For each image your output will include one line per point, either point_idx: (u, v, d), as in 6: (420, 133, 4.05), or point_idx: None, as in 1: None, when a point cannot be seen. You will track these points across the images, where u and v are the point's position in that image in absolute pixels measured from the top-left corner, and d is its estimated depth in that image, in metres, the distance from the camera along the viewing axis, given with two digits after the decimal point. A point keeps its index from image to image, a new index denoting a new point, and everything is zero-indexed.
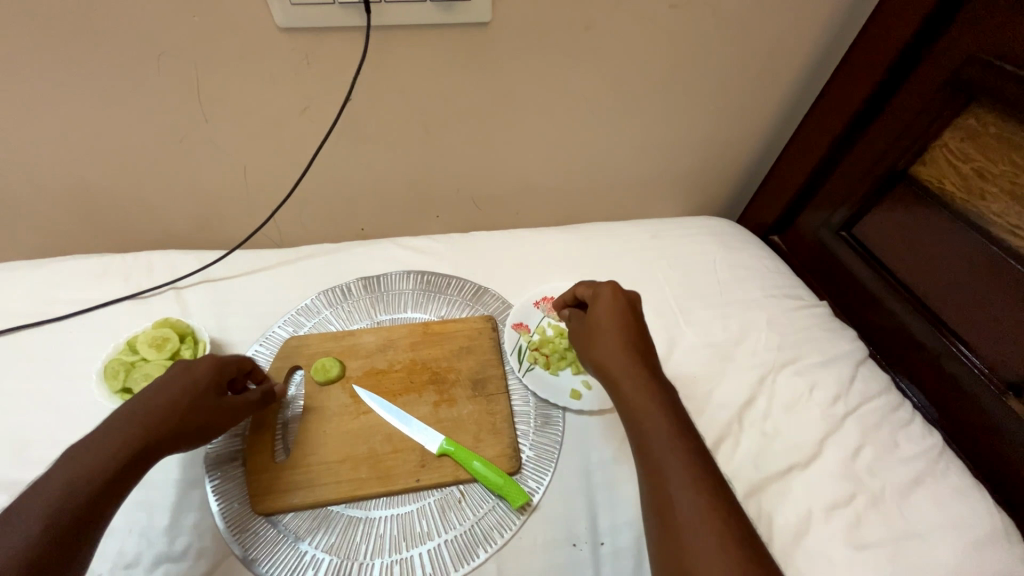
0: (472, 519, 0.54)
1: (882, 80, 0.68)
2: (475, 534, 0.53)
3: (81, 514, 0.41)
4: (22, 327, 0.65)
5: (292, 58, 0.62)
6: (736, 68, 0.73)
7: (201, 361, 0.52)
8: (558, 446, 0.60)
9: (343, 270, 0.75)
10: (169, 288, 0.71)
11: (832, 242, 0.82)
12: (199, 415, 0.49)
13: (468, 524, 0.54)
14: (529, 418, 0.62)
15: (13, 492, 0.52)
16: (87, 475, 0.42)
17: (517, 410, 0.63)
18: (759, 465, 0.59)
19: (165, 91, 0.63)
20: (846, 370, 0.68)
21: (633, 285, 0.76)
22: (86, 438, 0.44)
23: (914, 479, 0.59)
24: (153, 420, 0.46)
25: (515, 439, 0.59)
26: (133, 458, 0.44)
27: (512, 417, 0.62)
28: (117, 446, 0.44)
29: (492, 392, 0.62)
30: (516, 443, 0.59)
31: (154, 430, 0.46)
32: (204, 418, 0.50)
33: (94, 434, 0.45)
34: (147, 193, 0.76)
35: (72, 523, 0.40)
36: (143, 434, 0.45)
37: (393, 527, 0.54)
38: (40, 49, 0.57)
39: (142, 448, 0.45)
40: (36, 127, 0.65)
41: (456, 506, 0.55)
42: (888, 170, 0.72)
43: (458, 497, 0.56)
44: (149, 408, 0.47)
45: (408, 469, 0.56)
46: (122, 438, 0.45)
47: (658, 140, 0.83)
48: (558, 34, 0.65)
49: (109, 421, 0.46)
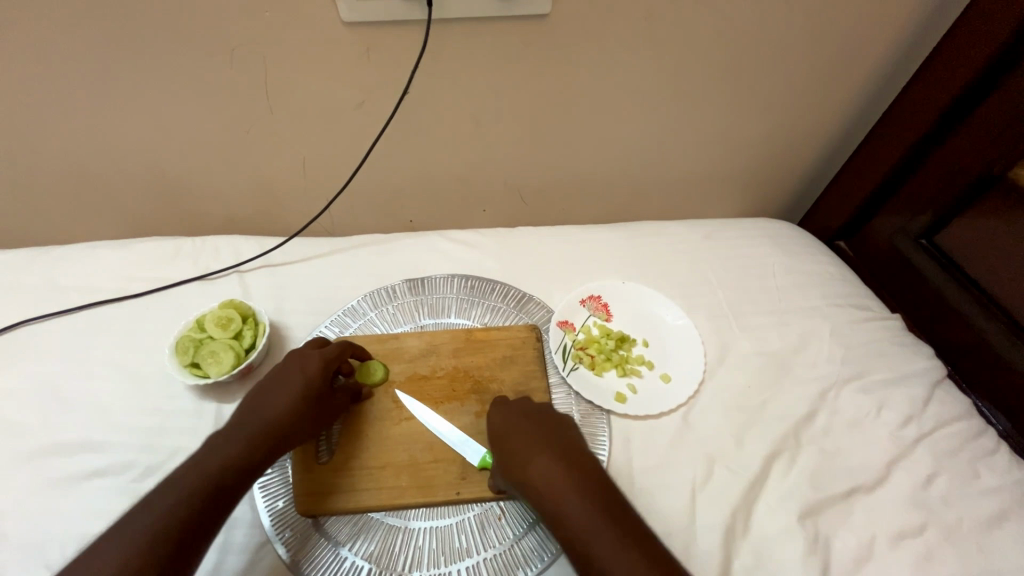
0: (512, 538, 0.53)
1: (982, 72, 0.62)
2: (515, 554, 0.52)
3: (191, 525, 0.42)
4: (106, 301, 0.71)
5: (354, 51, 0.64)
6: (810, 60, 0.69)
7: (312, 356, 0.55)
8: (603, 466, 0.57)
9: (392, 261, 0.77)
10: (233, 271, 0.75)
11: (909, 250, 0.76)
12: (314, 400, 0.53)
13: (508, 544, 0.53)
14: None
15: (95, 452, 0.57)
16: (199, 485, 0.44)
17: None
18: (817, 485, 0.55)
19: (237, 84, 0.67)
20: (919, 391, 0.62)
21: (685, 289, 0.73)
22: (221, 431, 0.49)
23: (997, 513, 0.54)
24: (279, 415, 0.51)
25: None
26: (245, 466, 0.47)
27: None
28: (231, 454, 0.47)
29: None
30: None
31: (278, 425, 0.50)
32: (316, 402, 0.53)
33: (228, 428, 0.50)
34: (215, 180, 0.80)
35: (184, 533, 0.42)
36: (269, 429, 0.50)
37: (432, 540, 0.53)
38: (130, 43, 0.61)
39: (269, 441, 0.50)
40: (123, 116, 0.70)
41: (496, 523, 0.54)
42: (979, 173, 0.66)
43: (497, 513, 0.55)
44: (276, 403, 0.51)
45: (448, 481, 0.55)
46: (252, 432, 0.49)
47: (718, 136, 0.79)
48: (619, 25, 0.63)
49: (240, 416, 0.51)
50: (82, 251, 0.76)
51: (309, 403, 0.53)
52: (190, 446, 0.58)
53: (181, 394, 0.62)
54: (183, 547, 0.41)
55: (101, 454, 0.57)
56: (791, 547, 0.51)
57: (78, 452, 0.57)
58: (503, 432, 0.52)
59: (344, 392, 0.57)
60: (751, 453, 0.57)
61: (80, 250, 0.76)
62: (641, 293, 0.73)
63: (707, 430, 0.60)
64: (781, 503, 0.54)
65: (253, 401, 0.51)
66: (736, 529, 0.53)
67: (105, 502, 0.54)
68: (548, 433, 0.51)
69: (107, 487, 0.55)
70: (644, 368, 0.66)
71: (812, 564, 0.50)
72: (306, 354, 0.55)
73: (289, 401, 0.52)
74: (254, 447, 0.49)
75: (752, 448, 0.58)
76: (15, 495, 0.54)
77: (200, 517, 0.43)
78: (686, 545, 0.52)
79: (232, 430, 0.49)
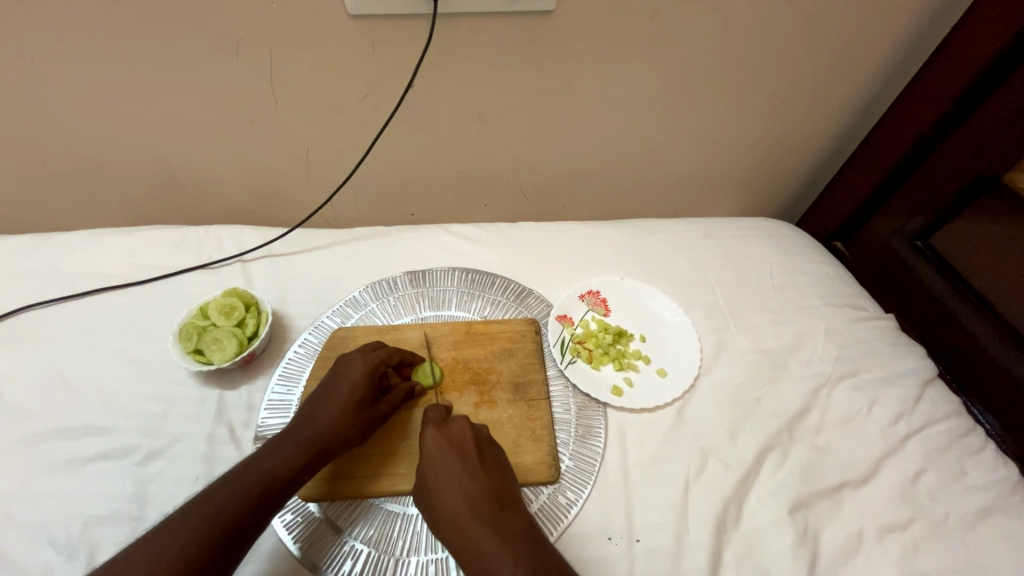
0: None
1: (980, 77, 0.63)
2: None
3: (235, 528, 0.45)
4: (108, 288, 0.71)
5: (359, 43, 0.64)
6: (810, 62, 0.69)
7: (355, 363, 0.56)
8: (598, 457, 0.58)
9: (393, 254, 0.78)
10: (236, 261, 0.76)
11: (904, 251, 0.77)
12: (358, 409, 0.54)
13: None
14: (570, 427, 0.61)
15: (97, 436, 0.58)
16: (250, 487, 0.47)
17: (557, 417, 0.62)
18: (808, 479, 0.56)
19: (242, 74, 0.67)
20: (911, 389, 0.64)
21: (683, 286, 0.74)
22: (276, 437, 0.52)
23: (982, 509, 0.55)
24: (328, 426, 0.52)
25: (554, 447, 0.58)
26: (294, 472, 0.49)
27: (553, 424, 0.61)
28: (285, 459, 0.50)
29: (532, 397, 0.61)
30: (556, 452, 0.58)
31: (325, 434, 0.52)
32: (357, 412, 0.54)
33: (282, 434, 0.52)
34: (218, 169, 0.81)
35: (233, 532, 0.45)
36: (318, 438, 0.51)
37: None
38: (136, 31, 0.62)
39: (317, 450, 0.51)
40: (127, 104, 0.70)
41: None
42: (977, 176, 0.67)
43: None
44: (325, 414, 0.53)
45: None
46: (302, 440, 0.51)
47: (719, 136, 0.80)
48: (622, 24, 0.64)
49: (293, 422, 0.53)
50: (85, 239, 0.76)
51: (355, 412, 0.54)
52: (192, 432, 0.59)
53: (185, 381, 0.63)
54: (231, 546, 0.44)
55: (103, 438, 0.58)
56: (781, 538, 0.52)
57: (81, 436, 0.58)
58: (430, 463, 0.49)
59: (391, 398, 0.56)
60: (744, 447, 0.59)
61: (82, 238, 0.76)
62: (639, 289, 0.73)
63: (702, 424, 0.61)
64: (772, 496, 0.55)
65: (305, 409, 0.54)
66: (728, 521, 0.54)
67: (109, 485, 0.55)
68: (479, 471, 0.48)
69: (111, 470, 0.56)
70: (641, 363, 0.67)
71: (800, 555, 0.51)
72: (350, 361, 0.57)
73: (336, 412, 0.53)
74: (302, 455, 0.50)
75: (745, 442, 0.59)
76: (20, 477, 0.55)
77: (248, 520, 0.46)
78: (679, 532, 0.53)
79: (283, 436, 0.52)
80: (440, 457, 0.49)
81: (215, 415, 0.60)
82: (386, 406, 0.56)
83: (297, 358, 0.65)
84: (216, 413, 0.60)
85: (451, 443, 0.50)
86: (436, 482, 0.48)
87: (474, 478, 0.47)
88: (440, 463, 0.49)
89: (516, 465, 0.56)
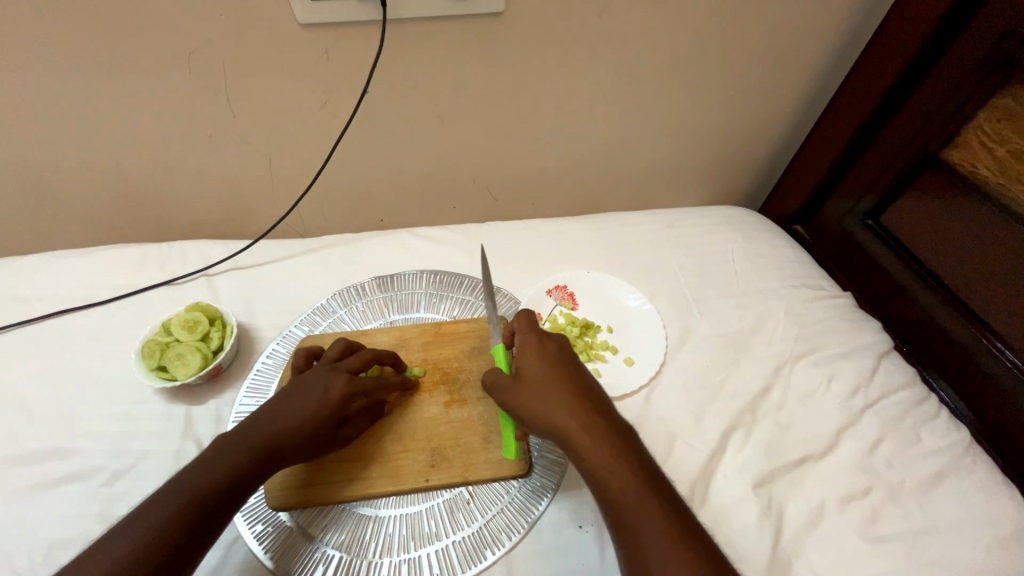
0: (481, 521, 0.55)
1: (913, 60, 0.65)
2: (483, 536, 0.54)
3: (181, 541, 0.44)
4: (69, 310, 0.70)
5: (311, 52, 0.64)
6: (757, 52, 0.72)
7: (339, 384, 0.53)
8: None
9: (360, 261, 0.77)
10: (200, 275, 0.75)
11: (858, 230, 0.79)
12: (320, 439, 0.52)
13: (477, 526, 0.54)
14: None
15: (60, 459, 0.57)
16: (195, 492, 0.46)
17: None
18: (771, 455, 0.58)
19: (195, 87, 0.67)
20: (868, 362, 0.66)
21: (648, 276, 0.76)
22: (227, 439, 0.50)
23: (936, 473, 0.57)
24: (287, 439, 0.51)
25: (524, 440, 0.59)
26: (244, 476, 0.48)
27: None
28: (236, 463, 0.48)
29: None
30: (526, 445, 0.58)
31: (278, 449, 0.50)
32: (317, 439, 0.52)
33: (234, 435, 0.50)
34: (178, 184, 0.80)
35: (178, 541, 0.44)
36: (271, 446, 0.50)
37: (402, 527, 0.54)
38: (82, 50, 0.61)
39: (269, 455, 0.50)
40: (79, 122, 0.69)
41: (465, 507, 0.56)
42: (917, 154, 0.69)
43: (466, 498, 0.56)
44: (286, 426, 0.51)
45: (418, 469, 0.56)
46: (254, 445, 0.50)
47: (676, 128, 0.82)
48: (572, 22, 0.65)
49: (251, 424, 0.51)
50: (43, 261, 0.75)
51: (318, 434, 0.52)
52: (159, 449, 0.58)
53: (151, 398, 0.62)
54: (176, 556, 0.43)
55: (66, 460, 0.57)
56: (746, 513, 0.54)
57: (45, 459, 0.57)
58: (530, 374, 0.50)
59: (358, 425, 0.55)
60: (709, 429, 0.60)
61: (41, 260, 0.75)
62: (604, 281, 0.75)
63: (669, 409, 0.62)
64: (737, 474, 0.57)
65: (269, 413, 0.52)
66: (695, 502, 0.55)
67: (74, 508, 0.54)
68: (585, 396, 0.49)
69: (76, 492, 0.55)
70: (609, 353, 0.68)
71: (764, 529, 0.53)
72: (335, 379, 0.54)
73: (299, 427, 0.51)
74: (249, 460, 0.49)
75: (710, 423, 0.60)
76: None
77: (198, 530, 0.45)
78: None
79: (237, 436, 0.50)
80: (561, 384, 0.49)
81: (183, 430, 0.60)
82: (351, 431, 0.55)
83: (265, 368, 0.64)
84: (184, 428, 0.60)
85: (545, 355, 0.51)
86: (524, 397, 0.49)
87: (563, 389, 0.48)
88: (558, 388, 0.49)
89: (487, 460, 0.57)
